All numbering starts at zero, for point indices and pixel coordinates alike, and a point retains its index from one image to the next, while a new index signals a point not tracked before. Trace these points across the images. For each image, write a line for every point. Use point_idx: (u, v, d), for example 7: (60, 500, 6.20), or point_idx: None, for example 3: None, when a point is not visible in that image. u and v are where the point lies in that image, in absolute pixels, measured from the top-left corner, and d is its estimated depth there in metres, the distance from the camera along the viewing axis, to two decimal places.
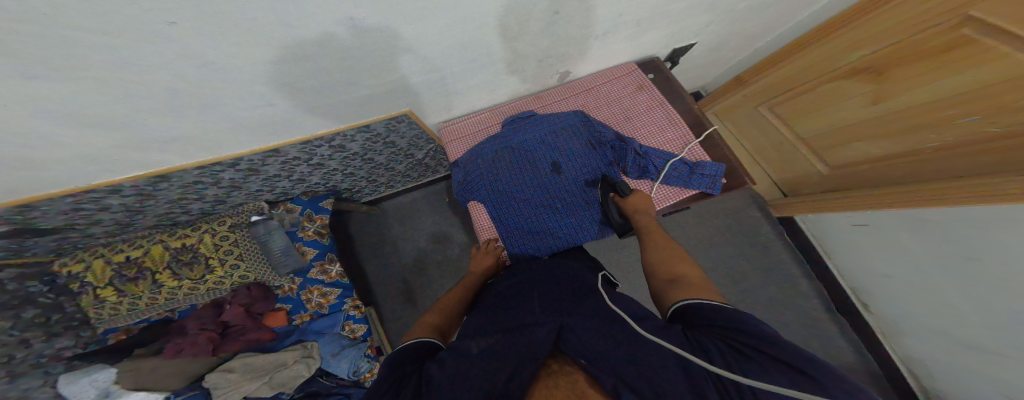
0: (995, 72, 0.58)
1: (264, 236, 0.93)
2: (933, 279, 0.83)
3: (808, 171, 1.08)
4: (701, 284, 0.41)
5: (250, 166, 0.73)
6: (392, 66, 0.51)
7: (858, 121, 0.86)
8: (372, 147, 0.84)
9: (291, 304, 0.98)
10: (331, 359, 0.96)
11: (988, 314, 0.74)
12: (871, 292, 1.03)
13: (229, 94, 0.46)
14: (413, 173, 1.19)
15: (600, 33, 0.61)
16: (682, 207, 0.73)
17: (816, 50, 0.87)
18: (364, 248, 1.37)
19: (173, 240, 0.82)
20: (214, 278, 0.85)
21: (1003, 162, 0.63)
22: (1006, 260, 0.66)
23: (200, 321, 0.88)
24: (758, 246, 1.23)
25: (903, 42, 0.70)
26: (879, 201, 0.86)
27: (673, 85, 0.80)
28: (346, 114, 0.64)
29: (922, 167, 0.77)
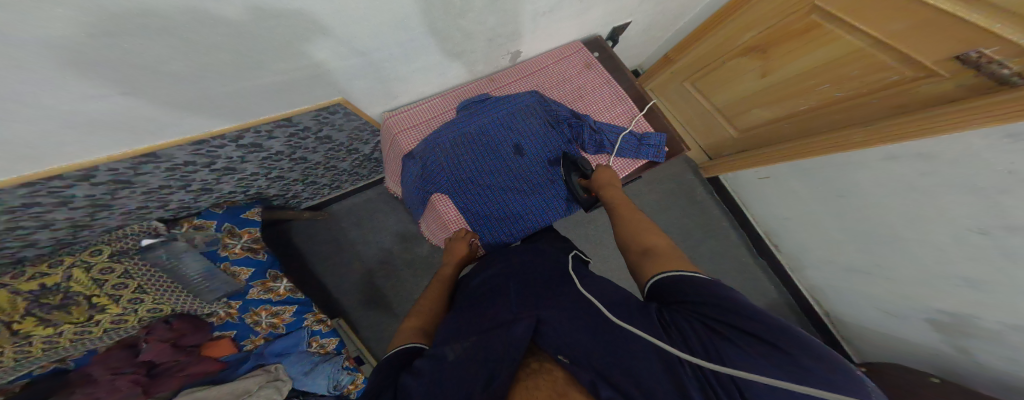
0: (840, 49, 0.72)
1: (167, 261, 0.75)
2: (817, 219, 1.03)
3: (723, 136, 1.22)
4: (669, 254, 0.45)
5: (115, 178, 0.55)
6: (310, 50, 0.44)
7: (752, 92, 1.00)
8: (299, 143, 0.74)
9: (236, 329, 0.88)
10: (304, 378, 0.92)
11: (857, 241, 0.94)
12: (779, 234, 1.25)
13: (84, 95, 0.35)
14: (361, 170, 1.09)
15: (546, 10, 0.59)
16: (635, 177, 0.80)
17: (720, 31, 0.96)
18: (317, 257, 1.25)
19: (24, 282, 0.60)
20: (109, 318, 0.68)
21: (849, 119, 0.80)
22: (866, 198, 0.84)
23: (111, 365, 0.69)
24: (698, 206, 1.40)
25: (781, 24, 0.81)
26: (768, 159, 1.03)
27: (615, 63, 0.83)
28: (260, 105, 0.54)
29: (797, 127, 0.93)
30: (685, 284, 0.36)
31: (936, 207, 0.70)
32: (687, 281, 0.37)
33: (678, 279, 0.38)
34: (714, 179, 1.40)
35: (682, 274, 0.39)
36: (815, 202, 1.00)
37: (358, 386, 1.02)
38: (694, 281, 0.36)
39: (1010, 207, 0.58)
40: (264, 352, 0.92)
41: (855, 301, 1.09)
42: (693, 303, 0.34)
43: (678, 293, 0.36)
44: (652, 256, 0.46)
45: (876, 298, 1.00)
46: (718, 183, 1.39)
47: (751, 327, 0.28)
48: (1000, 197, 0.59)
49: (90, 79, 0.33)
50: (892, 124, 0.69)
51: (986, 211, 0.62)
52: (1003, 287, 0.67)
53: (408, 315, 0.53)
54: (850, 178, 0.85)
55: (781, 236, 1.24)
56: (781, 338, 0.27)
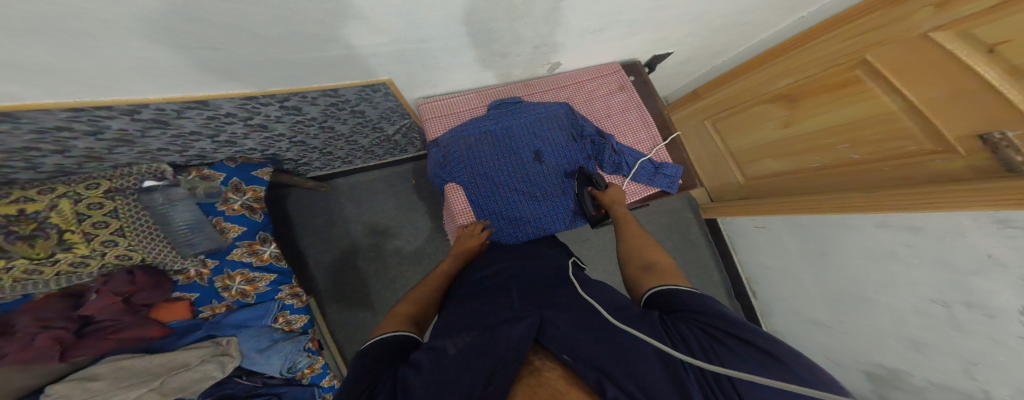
0: (866, 110, 0.76)
1: (161, 206, 0.74)
2: (797, 271, 1.10)
3: (731, 180, 1.30)
4: (669, 269, 0.47)
5: (156, 116, 0.54)
6: (366, 33, 0.43)
7: (772, 140, 1.05)
8: (335, 114, 0.73)
9: (197, 292, 0.82)
10: (257, 356, 0.86)
11: (827, 299, 1.01)
12: (758, 280, 1.31)
13: (150, 43, 0.35)
14: (376, 150, 1.08)
15: (596, 29, 0.62)
16: (645, 203, 0.81)
17: (753, 76, 1.01)
18: (307, 229, 1.21)
19: (2, 205, 0.58)
20: (71, 259, 0.65)
21: (856, 181, 0.86)
22: (848, 258, 0.90)
23: (42, 316, 0.64)
24: (687, 241, 1.46)
25: (818, 76, 0.84)
26: (773, 207, 1.09)
27: (648, 89, 0.88)
28: (309, 76, 0.53)
29: (807, 182, 0.99)
30: (679, 295, 0.39)
31: (910, 278, 0.76)
32: (676, 292, 0.40)
33: (666, 292, 0.41)
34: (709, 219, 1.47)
35: (672, 287, 0.41)
36: (802, 255, 1.06)
37: (315, 371, 0.97)
38: (684, 293, 0.39)
39: (977, 288, 0.63)
40: (221, 322, 0.86)
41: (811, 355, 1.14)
42: (688, 310, 0.36)
43: (676, 302, 0.38)
44: (654, 272, 0.48)
45: (830, 349, 1.04)
46: (713, 224, 1.46)
47: (749, 334, 0.30)
48: (973, 278, 0.63)
49: (156, 28, 0.32)
50: (890, 193, 0.73)
51: (953, 286, 0.67)
52: (945, 357, 0.73)
53: (402, 300, 0.52)
54: (837, 239, 0.92)
55: (760, 282, 1.30)
56: (773, 345, 0.29)
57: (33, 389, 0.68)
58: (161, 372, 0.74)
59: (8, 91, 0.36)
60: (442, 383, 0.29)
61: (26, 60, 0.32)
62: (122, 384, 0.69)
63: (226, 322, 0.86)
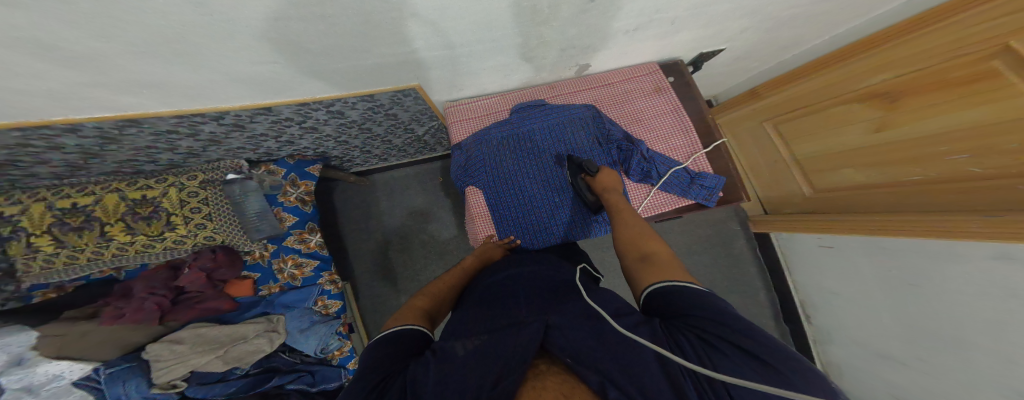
0: (997, 112, 0.58)
1: (239, 196, 0.88)
2: (869, 299, 0.93)
3: (796, 192, 1.14)
4: (665, 259, 0.45)
5: (236, 122, 0.66)
6: (407, 37, 0.46)
7: (853, 147, 0.89)
8: (372, 117, 0.79)
9: (258, 272, 0.95)
10: (298, 335, 0.95)
11: (906, 335, 0.84)
12: (818, 307, 1.14)
13: (227, 50, 0.41)
14: (410, 149, 1.14)
15: (630, 29, 0.60)
16: (670, 216, 0.76)
17: (838, 70, 0.85)
18: (348, 222, 1.31)
19: (132, 191, 0.76)
20: (174, 237, 0.79)
21: (973, 202, 0.68)
22: (944, 290, 0.75)
23: (151, 284, 0.83)
24: (729, 256, 1.34)
25: (931, 68, 0.66)
26: (853, 224, 0.92)
27: (691, 90, 0.82)
28: (354, 83, 0.59)
29: (903, 198, 0.82)
30: (680, 294, 0.35)
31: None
32: (673, 290, 0.37)
33: (662, 291, 0.38)
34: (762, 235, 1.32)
35: (671, 284, 0.38)
36: (875, 281, 0.91)
37: (343, 354, 1.02)
38: (682, 291, 0.36)
39: None
40: (274, 301, 0.96)
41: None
42: (683, 312, 0.33)
43: (670, 303, 0.35)
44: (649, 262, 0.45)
45: (897, 387, 0.87)
46: (765, 240, 1.31)
47: (744, 340, 0.27)
48: None
49: (229, 41, 0.39)
50: (1006, 218, 0.59)
51: None
52: None
53: (416, 296, 0.54)
54: (934, 265, 0.76)
55: (819, 310, 1.14)
56: (772, 353, 0.26)
57: (136, 347, 0.81)
58: (225, 342, 0.86)
59: (123, 90, 0.46)
60: (450, 381, 0.30)
61: (140, 65, 0.41)
62: (197, 349, 0.83)
63: (278, 302, 0.96)
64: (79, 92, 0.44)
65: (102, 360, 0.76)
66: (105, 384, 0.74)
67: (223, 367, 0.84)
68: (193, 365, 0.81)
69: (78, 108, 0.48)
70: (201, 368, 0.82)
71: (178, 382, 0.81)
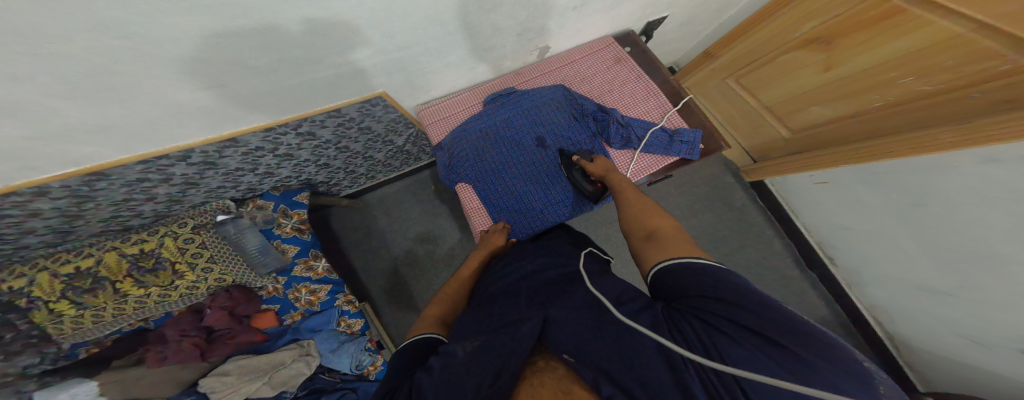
0: (926, 37, 0.64)
1: (234, 236, 0.89)
2: (889, 230, 0.91)
3: (772, 137, 1.13)
4: (674, 236, 0.43)
5: (204, 159, 0.67)
6: (359, 46, 0.47)
7: (811, 88, 0.92)
8: (346, 134, 0.79)
9: (278, 303, 0.99)
10: (331, 355, 0.99)
11: (941, 258, 0.82)
12: (834, 244, 1.11)
13: (171, 74, 0.41)
14: (395, 162, 1.15)
15: (578, 5, 0.59)
16: (662, 175, 0.75)
17: (770, 25, 0.89)
18: (351, 242, 1.34)
19: (129, 247, 0.77)
20: (186, 284, 0.81)
21: (930, 116, 0.72)
22: (951, 203, 0.74)
23: (180, 327, 0.87)
24: (737, 210, 1.30)
25: (852, 11, 0.72)
26: (831, 158, 0.95)
27: (649, 58, 0.80)
28: (310, 98, 0.59)
29: (868, 125, 0.85)
30: (687, 279, 0.33)
31: None
32: (679, 273, 0.35)
33: (670, 274, 0.36)
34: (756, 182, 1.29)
35: (680, 265, 0.36)
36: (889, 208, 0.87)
37: (377, 367, 1.06)
38: (692, 272, 0.34)
39: None
40: (300, 327, 1.01)
41: (928, 324, 0.93)
42: (697, 296, 0.31)
43: (683, 286, 0.33)
44: (656, 241, 0.44)
45: (956, 320, 0.85)
46: (761, 187, 1.28)
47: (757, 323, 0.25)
48: None
49: (169, 66, 0.40)
50: (977, 124, 0.63)
51: None
52: None
53: (430, 305, 0.55)
54: (953, 180, 0.72)
55: (836, 247, 1.11)
56: (798, 340, 0.23)
57: (190, 383, 0.87)
58: (269, 369, 0.91)
59: (79, 135, 0.46)
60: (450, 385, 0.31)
61: (81, 105, 0.41)
62: (246, 378, 0.89)
63: (304, 328, 1.01)
64: (27, 146, 0.45)
65: (166, 395, 0.82)
66: None
67: (271, 392, 0.88)
68: (244, 393, 0.85)
69: (37, 165, 0.50)
70: (252, 396, 0.86)
71: None
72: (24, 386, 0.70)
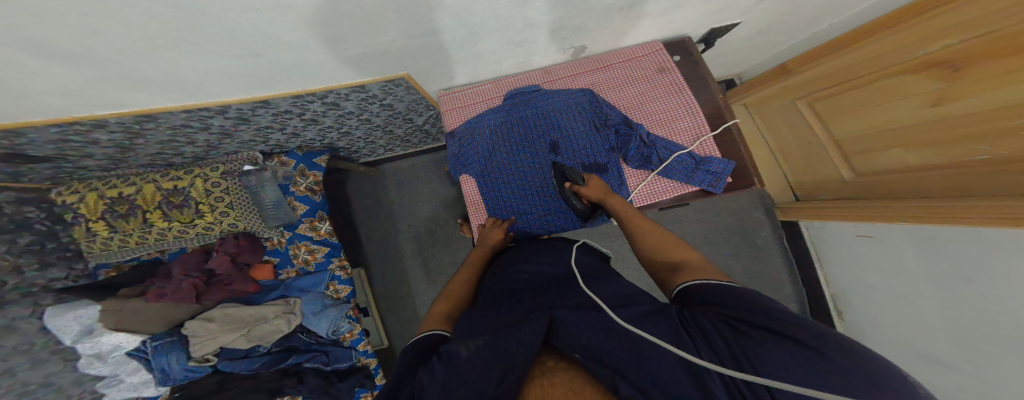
0: None
1: (255, 187, 0.92)
2: (897, 300, 0.87)
3: (831, 177, 0.99)
4: (700, 267, 0.40)
5: (240, 114, 0.68)
6: (412, 20, 0.44)
7: (903, 125, 0.74)
8: (368, 108, 0.78)
9: (278, 257, 1.01)
10: (311, 318, 0.98)
11: (919, 335, 0.81)
12: (848, 300, 1.07)
13: (223, 44, 0.42)
14: (414, 138, 1.14)
15: (624, 6, 0.55)
16: (684, 201, 0.71)
17: (883, 41, 0.71)
18: (359, 210, 1.35)
19: (165, 182, 0.83)
20: (204, 224, 0.85)
21: None
22: (972, 299, 0.68)
23: (186, 267, 0.89)
24: (753, 247, 1.28)
25: (995, 31, 0.53)
26: (895, 214, 0.79)
27: (700, 70, 0.73)
28: (338, 73, 0.57)
29: (962, 182, 0.67)
30: (714, 293, 0.32)
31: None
32: (705, 290, 0.34)
33: (695, 294, 0.35)
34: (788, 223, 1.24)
35: (703, 284, 0.35)
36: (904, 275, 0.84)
37: (353, 336, 1.06)
38: (718, 289, 0.33)
39: None
40: (291, 285, 1.01)
41: None
42: (721, 307, 0.31)
43: (706, 298, 0.33)
44: (681, 272, 0.41)
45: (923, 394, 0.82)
46: (791, 228, 1.23)
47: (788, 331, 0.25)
48: None
49: (214, 32, 0.39)
50: None
51: None
52: None
53: (438, 300, 0.53)
54: (960, 264, 0.70)
55: (849, 306, 1.07)
56: (820, 341, 0.24)
57: (177, 323, 0.91)
58: (249, 321, 0.92)
59: (128, 90, 0.50)
60: (457, 388, 0.29)
61: (129, 61, 0.42)
62: (225, 327, 0.90)
63: (295, 286, 1.01)
64: (93, 89, 0.48)
65: (149, 332, 0.86)
66: (151, 353, 0.85)
67: (247, 343, 0.90)
68: (221, 341, 0.88)
69: (101, 105, 0.53)
70: (229, 344, 0.89)
71: (209, 356, 0.90)
72: (42, 300, 0.80)
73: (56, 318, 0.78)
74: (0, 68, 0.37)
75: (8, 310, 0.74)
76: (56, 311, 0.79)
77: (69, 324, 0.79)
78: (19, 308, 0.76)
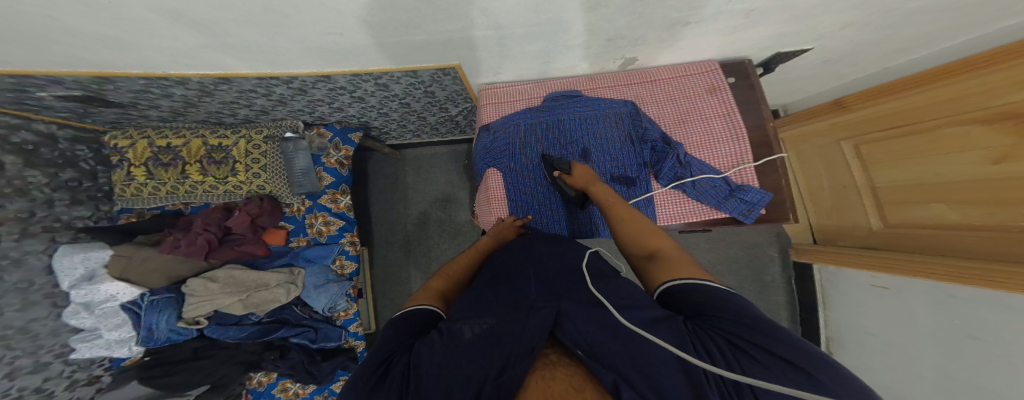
0: None
1: (291, 153, 0.95)
2: (883, 353, 0.89)
3: (859, 224, 0.98)
4: (678, 257, 0.41)
5: (301, 86, 0.71)
6: (460, 14, 0.45)
7: (951, 180, 0.69)
8: (413, 92, 0.80)
9: (292, 224, 1.03)
10: (312, 291, 0.98)
11: (897, 390, 0.83)
12: (841, 346, 1.07)
13: (311, 26, 0.45)
14: (441, 128, 1.16)
15: (694, 21, 0.55)
16: (695, 227, 0.74)
17: (939, 89, 0.65)
18: (376, 189, 1.37)
19: (212, 138, 0.88)
20: (235, 182, 0.90)
21: None
22: (952, 361, 0.70)
23: (206, 221, 0.91)
24: (759, 282, 1.28)
25: None
26: (930, 270, 0.74)
27: (756, 94, 0.71)
28: (393, 58, 0.59)
29: (1004, 245, 0.62)
30: (690, 295, 0.33)
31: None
32: (681, 290, 0.34)
33: (669, 292, 0.36)
34: (802, 265, 1.23)
35: (677, 283, 0.36)
36: (906, 332, 0.82)
37: (347, 315, 1.07)
38: (698, 291, 0.33)
39: None
40: (299, 253, 1.02)
41: None
42: (713, 317, 0.29)
43: (698, 304, 0.32)
44: (657, 261, 0.42)
45: None
46: (804, 270, 1.22)
47: (786, 349, 0.24)
48: None
49: (312, 13, 0.41)
50: None
51: None
52: None
53: (432, 276, 0.53)
54: (951, 326, 0.71)
55: (841, 353, 1.07)
56: (809, 360, 0.23)
57: (179, 281, 0.92)
58: (251, 287, 0.94)
59: (214, 57, 0.54)
60: (456, 366, 0.29)
61: (231, 28, 0.45)
62: (224, 290, 0.91)
63: (303, 255, 1.02)
64: (189, 51, 0.52)
65: (148, 287, 0.88)
66: (146, 309, 0.86)
67: (242, 310, 0.91)
68: (217, 303, 0.89)
69: (191, 66, 0.57)
70: (224, 308, 0.90)
71: (200, 320, 0.90)
72: (59, 237, 0.85)
73: (67, 257, 0.82)
74: (130, 22, 0.42)
75: (25, 243, 0.78)
76: (67, 250, 0.82)
77: (76, 266, 0.82)
78: (34, 243, 0.80)
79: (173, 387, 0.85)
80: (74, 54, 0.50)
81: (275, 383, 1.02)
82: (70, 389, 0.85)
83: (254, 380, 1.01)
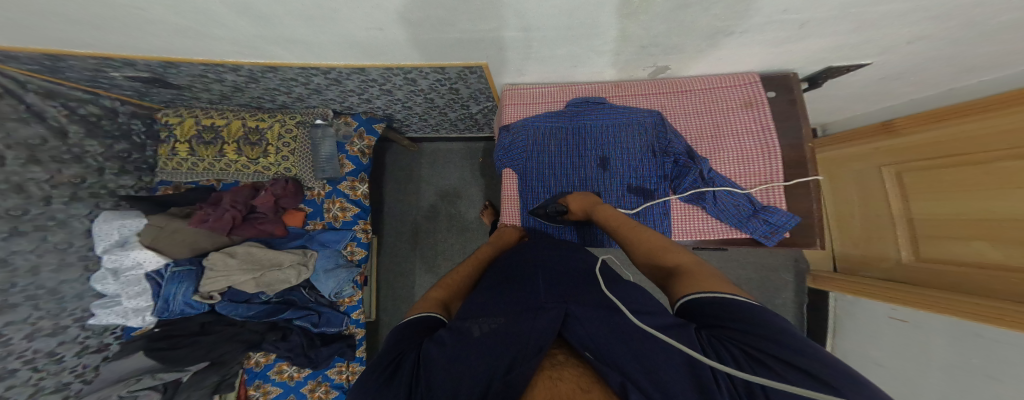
0: None
1: (318, 138, 0.98)
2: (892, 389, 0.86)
3: (887, 256, 0.94)
4: (694, 269, 0.40)
5: (337, 77, 0.73)
6: (497, 15, 0.46)
7: (994, 219, 0.66)
8: (438, 89, 0.81)
9: (311, 208, 1.06)
10: (322, 274, 1.01)
11: None
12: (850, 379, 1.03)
13: (354, 21, 0.47)
14: (461, 125, 1.18)
15: (736, 31, 0.54)
16: (709, 245, 0.72)
17: (1008, 116, 0.62)
18: (390, 180, 1.39)
19: (251, 121, 0.92)
20: (266, 164, 0.94)
21: None
22: None
23: (235, 198, 0.94)
24: (770, 306, 1.24)
25: None
26: (947, 306, 0.72)
27: (796, 111, 0.69)
28: (424, 54, 0.60)
29: None
30: (701, 306, 0.32)
31: None
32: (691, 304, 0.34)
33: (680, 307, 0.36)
34: (819, 292, 1.19)
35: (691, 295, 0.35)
36: (917, 369, 0.79)
37: (351, 302, 1.09)
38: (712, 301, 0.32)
39: None
40: (315, 237, 1.05)
41: None
42: (730, 328, 0.28)
43: (712, 313, 0.30)
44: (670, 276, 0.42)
45: None
46: (820, 298, 1.18)
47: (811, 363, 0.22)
48: None
49: (356, 8, 0.43)
50: None
51: None
52: None
53: (433, 286, 0.52)
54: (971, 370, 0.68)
55: None
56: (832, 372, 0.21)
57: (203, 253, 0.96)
58: (265, 266, 0.95)
59: (261, 46, 0.57)
60: (464, 365, 0.29)
61: (278, 18, 0.47)
62: (241, 267, 0.94)
63: (318, 239, 1.04)
64: (238, 38, 0.55)
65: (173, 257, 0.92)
66: (168, 278, 0.90)
67: (253, 288, 0.93)
68: (231, 280, 0.91)
69: (244, 54, 0.61)
70: (238, 285, 0.93)
71: (213, 294, 0.94)
72: (103, 203, 0.91)
73: (105, 223, 0.86)
74: (194, 9, 0.45)
75: (71, 207, 0.84)
76: (106, 215, 0.87)
77: (112, 230, 0.86)
78: (80, 207, 0.86)
79: (177, 361, 0.89)
80: (146, 37, 0.55)
81: (271, 365, 1.06)
82: (80, 355, 0.87)
83: (252, 360, 1.05)
